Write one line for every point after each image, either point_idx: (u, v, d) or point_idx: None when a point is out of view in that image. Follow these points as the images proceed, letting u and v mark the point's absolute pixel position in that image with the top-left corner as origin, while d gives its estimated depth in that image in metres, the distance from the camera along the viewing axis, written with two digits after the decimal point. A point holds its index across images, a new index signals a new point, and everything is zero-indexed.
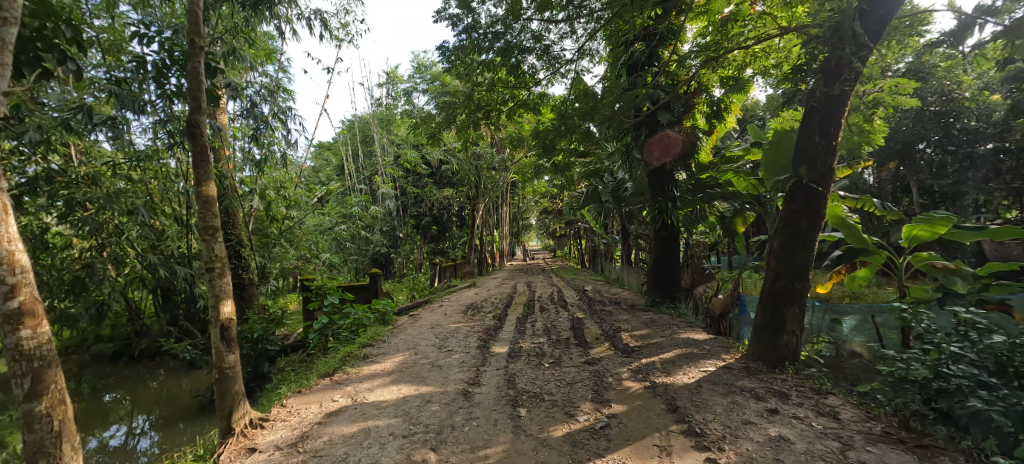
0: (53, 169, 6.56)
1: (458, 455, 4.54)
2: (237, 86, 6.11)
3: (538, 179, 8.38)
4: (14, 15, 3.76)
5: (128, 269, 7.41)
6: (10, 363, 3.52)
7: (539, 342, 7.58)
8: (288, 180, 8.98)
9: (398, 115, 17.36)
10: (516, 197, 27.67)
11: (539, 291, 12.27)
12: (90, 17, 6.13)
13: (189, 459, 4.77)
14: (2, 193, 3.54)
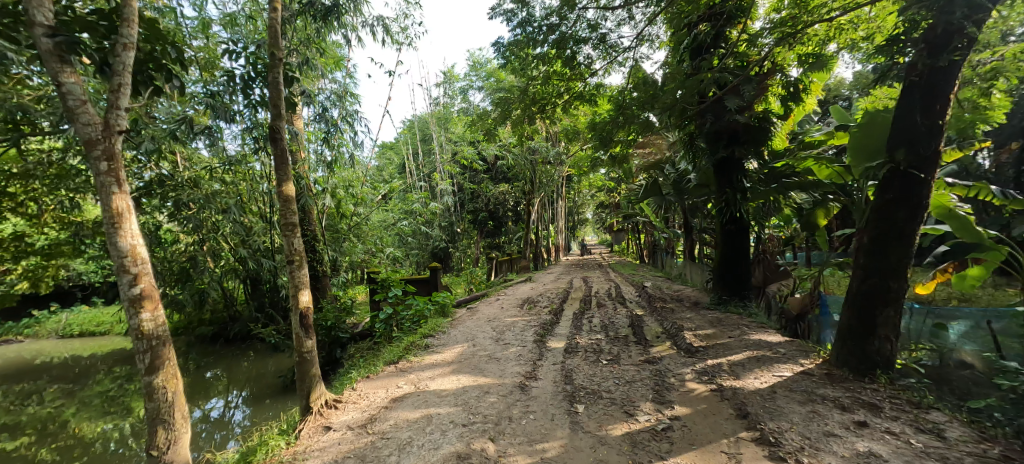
0: (163, 174, 7.53)
1: (516, 447, 4.62)
2: (310, 93, 6.63)
3: (593, 172, 8.20)
4: (133, 40, 4.38)
5: (224, 261, 8.35)
6: (135, 340, 4.14)
7: (596, 338, 7.46)
8: (355, 179, 9.60)
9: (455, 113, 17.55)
10: (572, 191, 27.26)
11: (596, 286, 12.04)
12: (190, 39, 6.96)
13: (275, 432, 5.31)
14: (123, 195, 4.13)
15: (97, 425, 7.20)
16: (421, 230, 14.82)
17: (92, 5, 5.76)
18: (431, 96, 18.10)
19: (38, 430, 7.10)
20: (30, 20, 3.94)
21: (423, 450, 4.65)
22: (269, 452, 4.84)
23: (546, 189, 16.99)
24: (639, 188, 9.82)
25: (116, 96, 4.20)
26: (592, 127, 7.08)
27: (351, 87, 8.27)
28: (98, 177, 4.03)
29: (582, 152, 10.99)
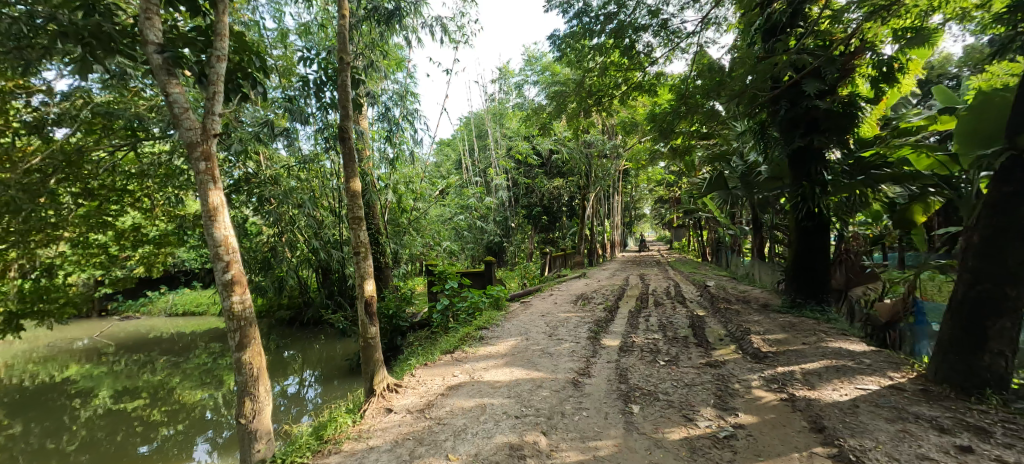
0: (249, 172, 8.37)
1: (568, 443, 4.61)
2: (374, 94, 7.04)
3: (652, 166, 7.89)
4: (224, 53, 4.91)
5: (301, 251, 9.13)
6: (228, 320, 4.68)
7: (653, 338, 7.20)
8: (415, 175, 10.04)
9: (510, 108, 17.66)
10: (631, 185, 26.44)
11: (655, 284, 11.59)
12: (271, 48, 7.69)
13: (343, 410, 5.74)
14: (216, 192, 4.64)
15: (196, 394, 8.25)
16: (477, 225, 15.18)
17: (192, 22, 6.53)
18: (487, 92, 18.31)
19: (151, 395, 8.33)
20: (145, 39, 4.54)
21: (476, 438, 4.79)
22: (337, 429, 5.23)
23: (603, 183, 16.61)
24: (703, 181, 9.29)
25: (211, 103, 4.73)
26: (651, 119, 6.82)
27: (411, 87, 8.63)
28: (198, 176, 4.58)
29: (641, 144, 10.61)
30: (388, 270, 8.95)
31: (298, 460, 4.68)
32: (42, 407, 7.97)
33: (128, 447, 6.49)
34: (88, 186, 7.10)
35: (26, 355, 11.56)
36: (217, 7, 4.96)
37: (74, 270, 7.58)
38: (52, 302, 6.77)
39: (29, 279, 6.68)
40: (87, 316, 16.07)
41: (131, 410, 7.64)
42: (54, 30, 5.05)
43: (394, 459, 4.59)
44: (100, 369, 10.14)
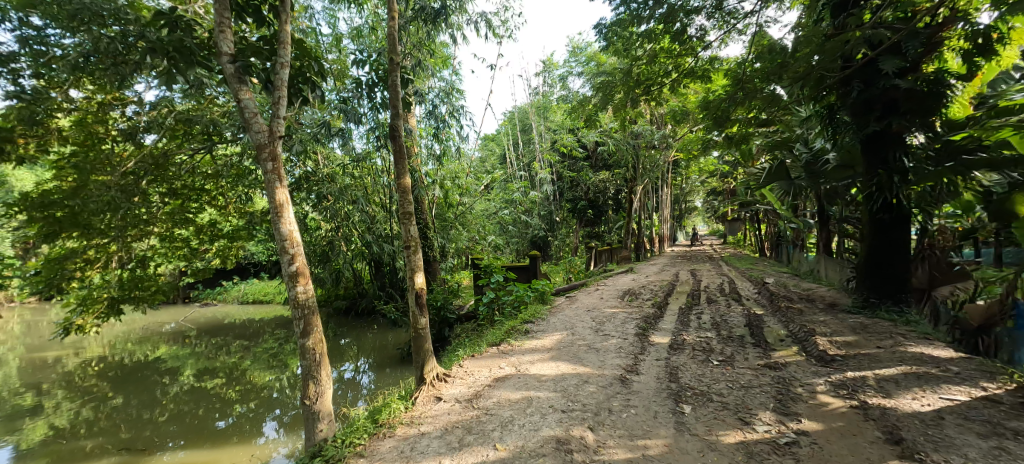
0: (308, 171, 8.93)
1: (615, 440, 4.54)
2: (422, 93, 7.31)
3: (704, 156, 7.51)
4: (287, 59, 5.24)
5: (356, 245, 9.66)
6: (293, 308, 5.04)
7: (706, 336, 6.90)
8: (461, 170, 10.33)
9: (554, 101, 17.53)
10: (682, 178, 25.51)
11: (706, 279, 11.10)
12: (326, 52, 8.63)
13: (396, 397, 6.00)
14: (281, 190, 4.96)
15: (267, 376, 9.01)
16: (521, 218, 15.28)
17: (258, 32, 7.06)
18: (532, 85, 18.27)
19: (227, 375, 9.25)
20: (219, 50, 4.95)
21: (524, 430, 4.85)
22: (391, 414, 5.48)
23: (651, 174, 16.08)
24: (763, 170, 8.73)
25: (277, 107, 5.08)
26: (704, 106, 6.53)
27: (457, 84, 8.86)
28: (266, 175, 4.94)
29: (692, 134, 10.15)
30: (436, 264, 9.29)
31: (355, 441, 4.94)
32: (140, 382, 9.05)
33: (209, 421, 7.23)
34: (172, 185, 7.99)
35: (127, 336, 13.11)
36: (280, 17, 5.32)
37: (163, 261, 8.55)
38: (145, 289, 7.64)
39: (126, 269, 7.54)
40: (173, 302, 18.05)
41: (212, 389, 8.47)
42: (143, 46, 5.69)
43: (444, 445, 4.75)
44: (186, 351, 11.30)
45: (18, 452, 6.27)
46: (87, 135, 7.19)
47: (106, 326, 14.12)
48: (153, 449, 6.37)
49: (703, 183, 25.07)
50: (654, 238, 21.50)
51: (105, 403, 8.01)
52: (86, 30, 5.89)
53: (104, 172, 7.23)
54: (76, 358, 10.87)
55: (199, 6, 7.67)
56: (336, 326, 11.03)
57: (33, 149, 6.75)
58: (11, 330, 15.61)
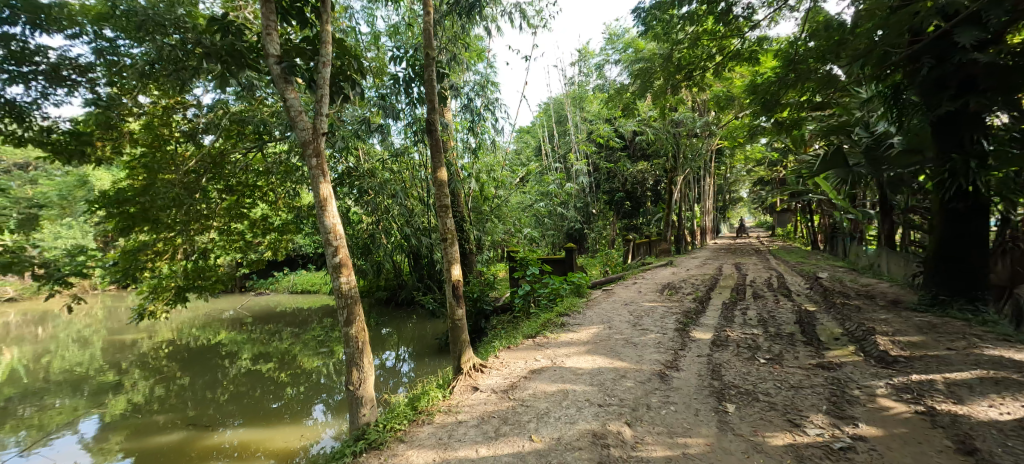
0: (350, 166, 9.21)
1: (654, 437, 4.41)
2: (457, 87, 7.39)
3: (751, 143, 7.13)
4: (329, 58, 5.36)
5: (395, 238, 9.91)
6: (337, 297, 5.21)
7: (751, 333, 6.58)
8: (496, 163, 10.39)
9: (590, 91, 17.19)
10: (726, 167, 24.48)
11: (752, 273, 10.62)
12: (366, 50, 8.95)
13: (434, 385, 6.11)
14: (324, 185, 5.09)
15: (315, 362, 9.46)
16: (557, 211, 15.18)
17: (302, 34, 7.32)
18: (567, 76, 18.00)
19: (279, 360, 9.78)
20: (267, 53, 5.13)
21: (559, 422, 4.80)
22: (429, 401, 5.56)
23: (693, 164, 15.47)
24: (816, 156, 8.20)
25: (320, 105, 5.22)
26: (752, 90, 6.21)
27: (491, 77, 8.87)
28: (310, 171, 5.08)
29: (737, 120, 9.68)
30: (473, 256, 9.39)
31: (396, 427, 5.05)
32: (204, 364, 9.75)
33: (264, 402, 7.66)
34: (228, 182, 8.40)
35: (191, 322, 14.12)
36: (321, 17, 5.44)
37: (222, 253, 9.07)
38: (206, 279, 8.12)
39: (190, 260, 8.07)
40: (231, 292, 19.27)
41: (267, 372, 8.96)
42: (199, 50, 5.98)
43: (481, 434, 4.78)
44: (243, 336, 12.02)
45: (103, 424, 6.90)
46: (154, 137, 7.81)
47: (175, 311, 15.33)
48: (215, 426, 6.81)
49: (749, 172, 23.98)
50: (695, 231, 20.78)
51: (173, 382, 8.66)
52: (151, 40, 6.40)
53: (168, 171, 7.61)
54: (149, 341, 11.83)
55: (249, 11, 8.05)
56: (377, 316, 11.44)
57: (109, 151, 7.50)
58: (95, 315, 17.19)
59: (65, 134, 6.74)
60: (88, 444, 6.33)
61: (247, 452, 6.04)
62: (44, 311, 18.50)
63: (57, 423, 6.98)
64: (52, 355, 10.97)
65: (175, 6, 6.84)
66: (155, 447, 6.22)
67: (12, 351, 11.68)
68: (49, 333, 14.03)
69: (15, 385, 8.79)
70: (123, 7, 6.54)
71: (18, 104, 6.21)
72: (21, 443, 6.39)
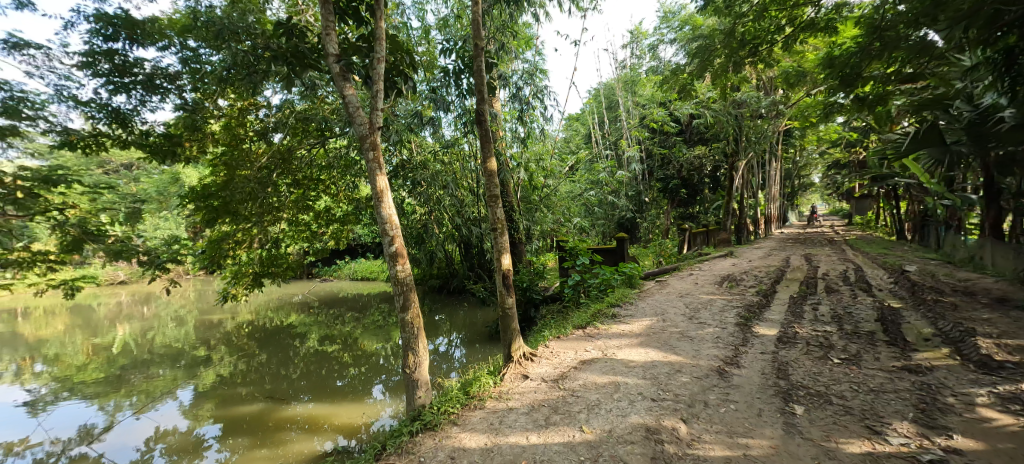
0: (404, 159, 9.36)
1: (712, 436, 4.14)
2: (506, 76, 7.31)
3: (826, 123, 6.57)
4: (383, 54, 5.39)
5: (446, 228, 10.03)
6: (394, 285, 5.30)
7: (823, 330, 6.05)
8: (545, 152, 10.24)
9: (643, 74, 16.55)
10: (795, 151, 22.78)
11: (824, 265, 9.83)
12: (417, 45, 9.07)
13: (485, 372, 6.10)
14: (380, 178, 5.15)
15: (373, 346, 9.82)
16: (608, 200, 14.85)
17: (357, 31, 7.51)
18: (619, 59, 17.43)
19: (342, 342, 10.25)
20: (327, 52, 5.24)
21: (611, 414, 4.63)
22: (481, 387, 5.56)
23: (757, 147, 14.43)
24: (903, 135, 7.39)
25: (375, 100, 5.25)
26: (828, 64, 5.72)
27: (540, 65, 8.69)
28: (368, 164, 5.15)
29: (810, 99, 8.91)
30: (522, 246, 9.34)
31: (450, 409, 5.07)
32: (277, 342, 10.44)
33: (330, 380, 8.03)
34: (295, 177, 8.87)
35: (266, 304, 15.19)
36: (376, 14, 5.47)
37: (291, 242, 9.57)
38: (279, 266, 8.57)
39: (264, 249, 8.58)
40: (299, 278, 20.56)
41: (332, 353, 9.42)
42: (268, 54, 6.26)
43: (531, 422, 4.71)
44: (311, 319, 12.73)
45: (198, 393, 7.56)
46: (232, 136, 8.36)
47: (252, 295, 16.58)
48: (288, 400, 7.22)
49: (820, 155, 22.13)
50: (758, 219, 19.56)
51: (252, 359, 9.30)
52: (226, 47, 6.84)
53: (246, 167, 8.14)
54: (232, 320, 12.88)
55: (309, 13, 8.34)
56: (431, 303, 11.74)
57: (195, 150, 8.14)
58: (188, 296, 18.99)
59: (160, 136, 7.46)
60: (185, 410, 6.97)
61: (316, 425, 6.33)
62: (148, 292, 20.78)
63: (160, 390, 7.72)
64: (154, 331, 12.18)
65: (246, 14, 7.25)
66: (239, 416, 6.71)
67: (122, 327, 13.12)
68: (152, 312, 15.64)
69: (125, 355, 9.85)
70: (204, 18, 6.99)
71: (122, 112, 6.85)
72: (133, 405, 7.13)
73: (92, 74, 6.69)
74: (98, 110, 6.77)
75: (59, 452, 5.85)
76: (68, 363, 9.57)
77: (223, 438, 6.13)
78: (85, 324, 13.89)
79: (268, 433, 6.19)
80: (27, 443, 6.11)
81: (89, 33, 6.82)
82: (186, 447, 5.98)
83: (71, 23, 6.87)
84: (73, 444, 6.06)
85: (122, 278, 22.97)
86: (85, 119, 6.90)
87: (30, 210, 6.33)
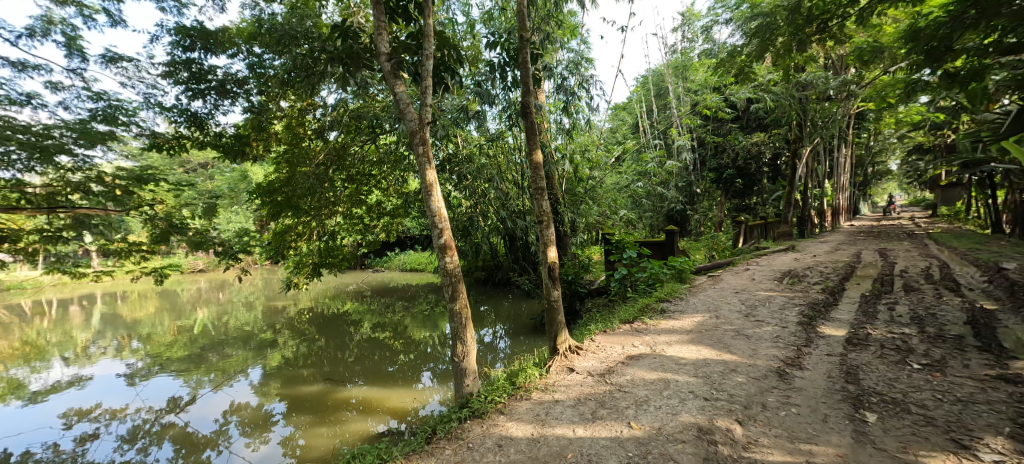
0: (450, 153, 9.41)
1: (771, 439, 3.86)
2: (551, 67, 7.17)
3: (907, 104, 5.96)
4: (431, 50, 5.39)
5: (491, 220, 10.02)
6: (442, 276, 5.32)
7: (900, 332, 5.51)
8: (591, 143, 10.00)
9: (695, 58, 15.85)
10: (867, 137, 20.99)
11: (901, 261, 8.99)
12: (462, 40, 9.09)
13: (531, 363, 6.03)
14: (429, 172, 5.16)
15: (421, 335, 10.02)
16: (656, 190, 14.44)
17: (406, 29, 7.61)
18: (669, 44, 16.79)
19: (393, 330, 10.53)
20: (378, 51, 5.31)
21: (660, 412, 4.43)
22: (526, 378, 5.49)
23: (824, 131, 13.39)
24: (1000, 115, 6.57)
25: (425, 96, 5.26)
26: (912, 36, 5.15)
27: (586, 54, 8.45)
28: (417, 159, 5.18)
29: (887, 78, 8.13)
30: (567, 239, 9.19)
31: (496, 399, 5.04)
32: (335, 328, 10.89)
33: (382, 365, 8.26)
34: (349, 172, 9.12)
35: (324, 293, 15.94)
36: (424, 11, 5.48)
37: (346, 235, 9.90)
38: (335, 257, 8.89)
39: (322, 241, 8.91)
40: (354, 269, 21.41)
41: (384, 340, 9.72)
42: (324, 57, 6.43)
43: (577, 415, 4.59)
44: (365, 307, 13.20)
45: (266, 372, 8.02)
46: (292, 136, 8.76)
47: (312, 283, 17.45)
48: (345, 382, 7.50)
49: (897, 139, 20.25)
50: (824, 211, 18.26)
51: (313, 343, 9.76)
52: (287, 52, 7.13)
53: (304, 164, 8.45)
54: (294, 307, 13.65)
55: (362, 14, 8.55)
56: (477, 294, 11.87)
57: (260, 149, 8.61)
58: (256, 284, 20.33)
59: (232, 137, 7.93)
60: (256, 387, 7.40)
61: (370, 407, 6.53)
62: (222, 279, 22.49)
63: (233, 368, 8.26)
64: (229, 315, 13.09)
65: (304, 19, 7.55)
66: (302, 395, 7.05)
67: (202, 310, 14.27)
68: (226, 297, 16.89)
69: (204, 336, 10.65)
70: (267, 25, 7.34)
71: (200, 116, 7.36)
72: (212, 381, 7.67)
73: (174, 83, 7.16)
74: (180, 115, 7.24)
75: (153, 419, 6.42)
76: (158, 341, 10.48)
77: (288, 414, 6.45)
78: (171, 307, 15.22)
79: (327, 412, 6.45)
80: (128, 409, 6.73)
81: (171, 45, 7.29)
82: (257, 421, 6.34)
83: (157, 37, 7.40)
84: (164, 412, 6.62)
85: (201, 266, 24.97)
86: (169, 123, 7.39)
87: (125, 205, 6.92)
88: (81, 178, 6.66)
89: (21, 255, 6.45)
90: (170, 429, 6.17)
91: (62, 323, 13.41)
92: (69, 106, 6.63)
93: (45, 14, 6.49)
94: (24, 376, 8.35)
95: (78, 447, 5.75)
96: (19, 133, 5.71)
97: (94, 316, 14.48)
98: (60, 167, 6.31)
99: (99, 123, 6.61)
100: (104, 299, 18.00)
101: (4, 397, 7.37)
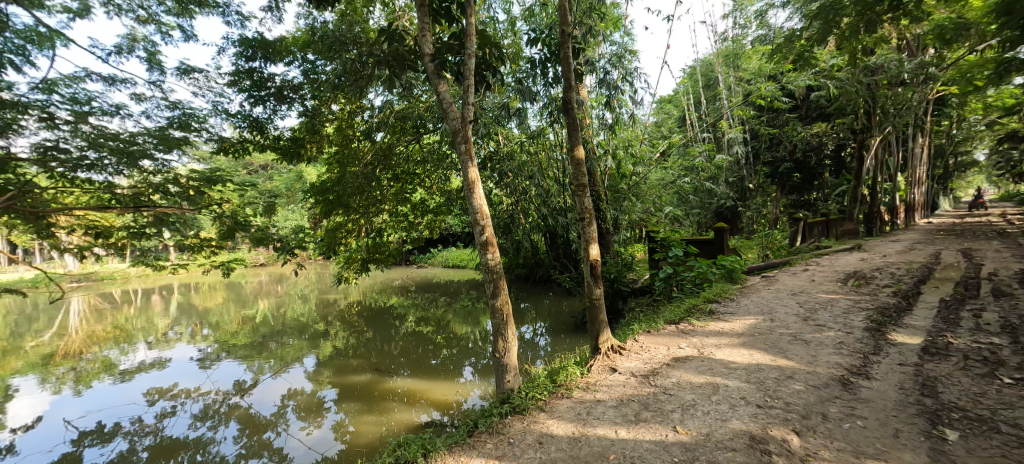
0: (492, 151, 9.36)
1: (834, 453, 3.53)
2: (593, 61, 6.94)
3: (998, 86, 5.30)
4: (473, 48, 5.32)
5: (532, 218, 9.91)
6: (484, 272, 5.26)
7: (986, 343, 4.92)
8: (634, 138, 9.67)
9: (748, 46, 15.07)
10: (947, 126, 19.11)
11: (986, 263, 8.10)
12: (503, 37, 9.02)
13: (573, 362, 5.87)
14: (472, 170, 5.10)
15: (463, 330, 10.07)
16: (705, 186, 13.90)
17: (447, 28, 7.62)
18: (720, 32, 16.05)
19: (437, 325, 10.65)
20: (423, 52, 5.31)
21: (709, 417, 4.17)
22: (568, 376, 5.34)
23: (894, 120, 12.31)
24: None
25: (467, 94, 5.21)
26: (1005, 10, 4.53)
27: (630, 45, 8.15)
28: (460, 157, 5.14)
29: (971, 59, 7.30)
30: (609, 236, 8.95)
31: (537, 396, 4.92)
32: (382, 321, 11.15)
33: (426, 358, 8.35)
34: (395, 172, 9.24)
35: (372, 287, 16.41)
36: (465, 9, 5.42)
37: (391, 232, 10.09)
38: (382, 253, 9.08)
39: (370, 238, 9.12)
40: (399, 265, 21.94)
41: (427, 334, 9.84)
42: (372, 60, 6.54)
43: (619, 416, 4.40)
44: (410, 302, 13.46)
45: (319, 361, 8.29)
46: (342, 137, 8.99)
47: (361, 278, 18.03)
48: (392, 373, 7.64)
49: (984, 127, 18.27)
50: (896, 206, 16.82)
51: (361, 335, 10.03)
52: (338, 57, 7.28)
53: (353, 164, 8.65)
54: (344, 300, 14.17)
55: (405, 16, 8.66)
56: (518, 292, 11.82)
57: (313, 150, 8.90)
58: (311, 278, 21.30)
59: (288, 140, 8.25)
60: (309, 375, 7.67)
61: (414, 399, 6.58)
62: (281, 272, 23.78)
63: (291, 356, 8.62)
64: (287, 306, 13.73)
65: (353, 24, 7.73)
66: (352, 383, 7.23)
67: (262, 301, 15.11)
68: (284, 290, 17.80)
69: (264, 325, 11.23)
70: (320, 32, 7.57)
71: (261, 121, 7.68)
72: (272, 367, 8.02)
73: (238, 91, 7.51)
74: (243, 121, 7.59)
75: (221, 400, 6.79)
76: (225, 329, 11.18)
77: (339, 402, 6.62)
78: (237, 297, 16.23)
79: (374, 401, 6.56)
80: (201, 389, 7.14)
81: (235, 56, 7.64)
82: (310, 406, 6.54)
83: (223, 49, 7.79)
84: (231, 394, 6.97)
85: (262, 261, 26.49)
86: (234, 129, 7.75)
87: (198, 203, 7.25)
88: (160, 179, 7.10)
89: (113, 249, 6.90)
90: (235, 410, 6.47)
91: (146, 310, 14.60)
92: (150, 115, 7.07)
93: (129, 32, 6.96)
94: (113, 357, 9.13)
95: (158, 422, 6.16)
96: (109, 140, 6.14)
97: (172, 304, 15.71)
98: (143, 170, 6.76)
99: (175, 129, 7.04)
100: (180, 289, 19.51)
101: (97, 374, 8.05)
